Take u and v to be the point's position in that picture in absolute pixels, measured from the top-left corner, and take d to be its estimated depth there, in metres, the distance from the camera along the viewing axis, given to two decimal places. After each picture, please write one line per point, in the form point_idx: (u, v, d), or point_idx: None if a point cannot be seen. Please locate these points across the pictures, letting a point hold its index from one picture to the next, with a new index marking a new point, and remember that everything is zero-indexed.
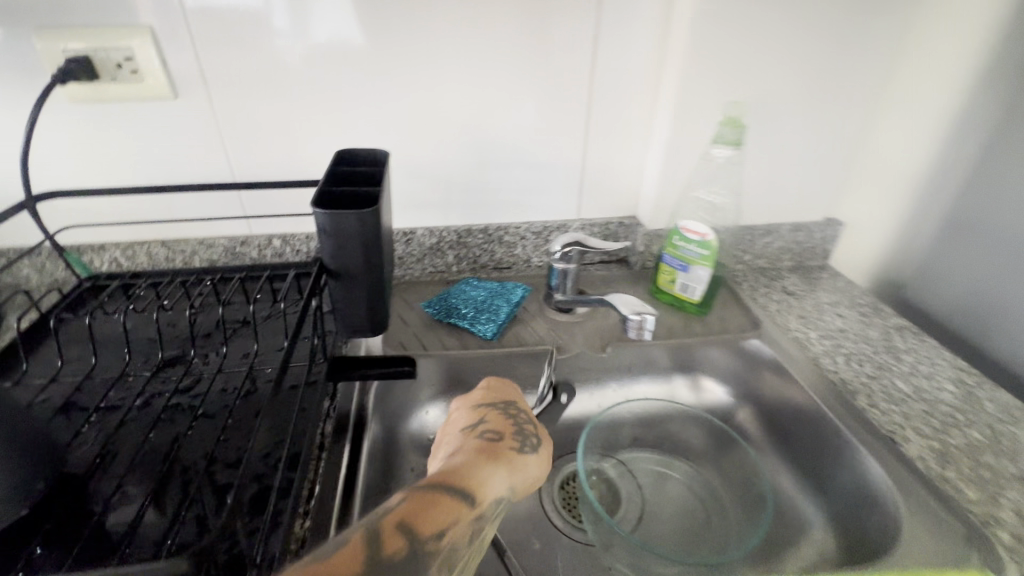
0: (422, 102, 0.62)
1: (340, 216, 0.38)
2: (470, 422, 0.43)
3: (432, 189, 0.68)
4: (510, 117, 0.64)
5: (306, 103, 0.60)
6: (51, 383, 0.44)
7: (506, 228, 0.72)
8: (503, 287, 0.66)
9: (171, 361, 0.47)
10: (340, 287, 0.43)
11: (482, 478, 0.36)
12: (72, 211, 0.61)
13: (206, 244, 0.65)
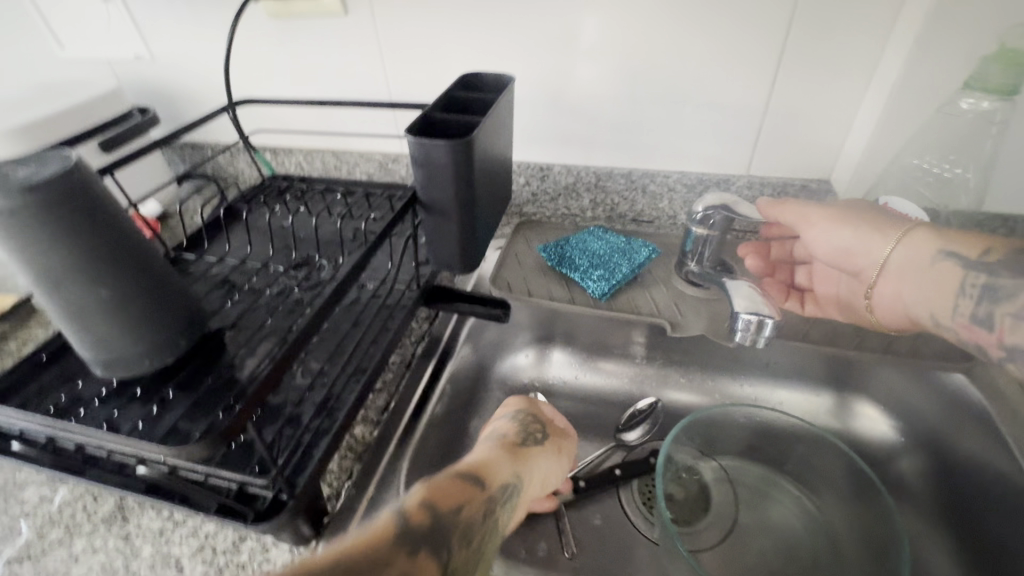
0: (579, 22, 0.55)
1: (429, 146, 0.36)
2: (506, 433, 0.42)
3: (576, 124, 0.62)
4: (680, 44, 0.54)
5: (458, 21, 0.57)
6: (220, 262, 0.53)
7: (653, 177, 0.63)
8: (628, 246, 0.59)
9: (301, 262, 0.53)
10: (431, 220, 0.42)
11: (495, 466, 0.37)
12: (269, 116, 0.71)
13: (364, 158, 0.70)
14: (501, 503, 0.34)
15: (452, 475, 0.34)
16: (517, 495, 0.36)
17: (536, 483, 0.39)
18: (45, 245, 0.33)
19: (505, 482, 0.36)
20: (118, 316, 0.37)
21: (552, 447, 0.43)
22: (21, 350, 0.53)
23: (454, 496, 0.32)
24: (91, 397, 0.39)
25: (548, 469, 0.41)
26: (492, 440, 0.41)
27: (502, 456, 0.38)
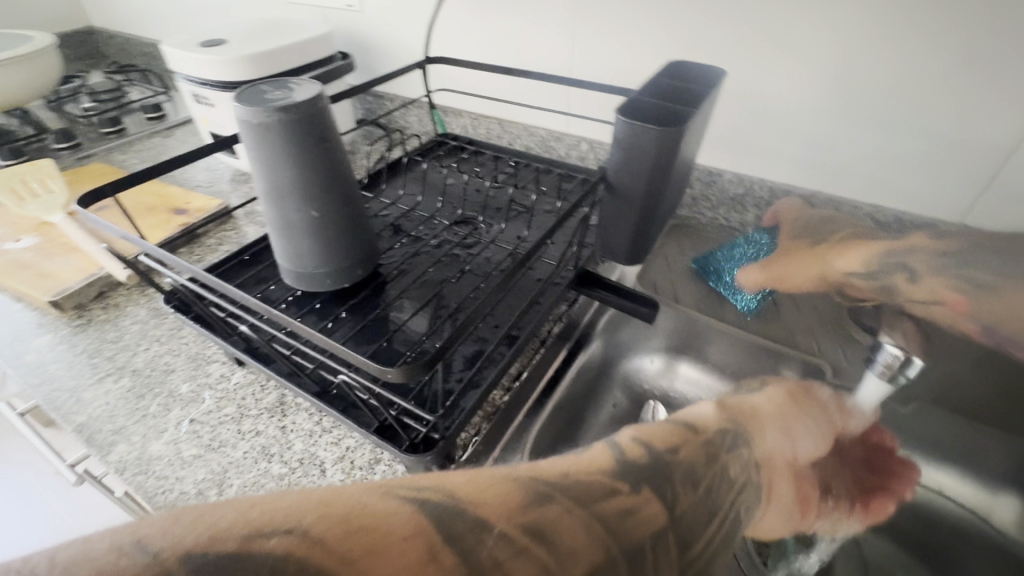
0: (803, 21, 0.50)
1: (637, 130, 0.35)
2: (788, 402, 0.36)
3: (764, 133, 0.57)
4: (923, 61, 0.47)
5: (664, 7, 0.55)
6: (391, 207, 0.57)
7: (839, 205, 0.56)
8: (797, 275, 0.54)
9: (462, 220, 0.55)
10: (610, 204, 0.41)
11: (774, 428, 0.34)
12: (450, 78, 0.74)
13: (529, 131, 0.71)
14: (726, 451, 0.30)
15: (675, 420, 0.32)
16: (745, 456, 0.31)
17: (775, 438, 0.34)
18: (283, 164, 0.37)
19: (722, 429, 0.32)
20: (319, 237, 0.41)
21: (799, 411, 0.37)
22: (221, 247, 0.62)
23: (669, 437, 0.30)
24: (278, 301, 0.45)
25: (790, 435, 0.34)
26: (739, 396, 0.36)
27: (724, 413, 0.33)
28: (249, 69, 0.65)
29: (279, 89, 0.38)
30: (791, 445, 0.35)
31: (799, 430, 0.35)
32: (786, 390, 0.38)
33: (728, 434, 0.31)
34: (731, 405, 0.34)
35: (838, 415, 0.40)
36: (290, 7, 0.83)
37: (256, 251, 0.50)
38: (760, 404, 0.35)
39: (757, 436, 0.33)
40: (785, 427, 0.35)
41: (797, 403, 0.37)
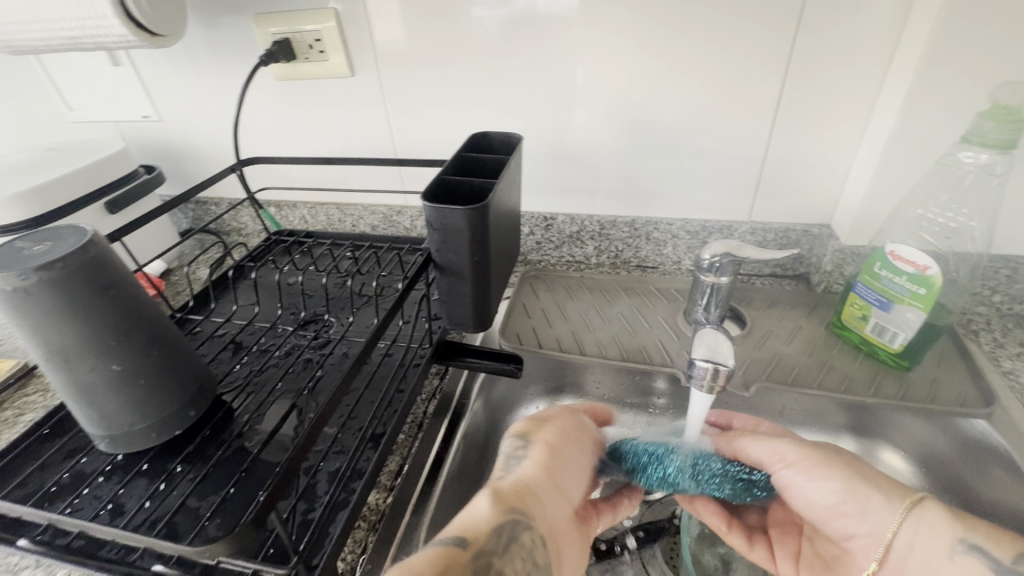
0: (582, 82, 0.57)
1: (445, 212, 0.37)
2: (542, 460, 0.38)
3: (580, 175, 0.63)
4: (679, 99, 0.55)
5: (465, 83, 0.59)
6: (226, 324, 0.53)
7: (657, 224, 0.63)
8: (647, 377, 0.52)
9: (309, 320, 0.53)
10: (445, 279, 0.42)
11: (534, 502, 0.36)
12: (275, 173, 0.72)
13: (368, 211, 0.71)
14: (501, 554, 0.31)
15: (439, 542, 0.31)
16: (526, 543, 0.33)
17: (551, 501, 0.37)
18: (67, 328, 0.32)
19: (496, 527, 0.33)
20: (131, 394, 0.36)
21: (566, 449, 0.40)
22: (20, 418, 0.51)
23: (428, 574, 0.29)
24: (95, 473, 0.38)
25: (557, 497, 0.37)
26: (505, 475, 0.37)
27: (502, 507, 0.34)
28: (23, 207, 0.57)
29: (41, 240, 0.33)
30: (570, 491, 0.39)
31: (562, 490, 0.38)
32: (547, 445, 0.39)
33: (503, 527, 0.33)
34: (506, 490, 0.36)
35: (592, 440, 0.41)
36: (75, 126, 0.75)
37: (59, 419, 0.42)
38: (528, 474, 0.37)
39: (534, 513, 0.35)
40: (549, 490, 0.37)
41: (538, 468, 0.37)
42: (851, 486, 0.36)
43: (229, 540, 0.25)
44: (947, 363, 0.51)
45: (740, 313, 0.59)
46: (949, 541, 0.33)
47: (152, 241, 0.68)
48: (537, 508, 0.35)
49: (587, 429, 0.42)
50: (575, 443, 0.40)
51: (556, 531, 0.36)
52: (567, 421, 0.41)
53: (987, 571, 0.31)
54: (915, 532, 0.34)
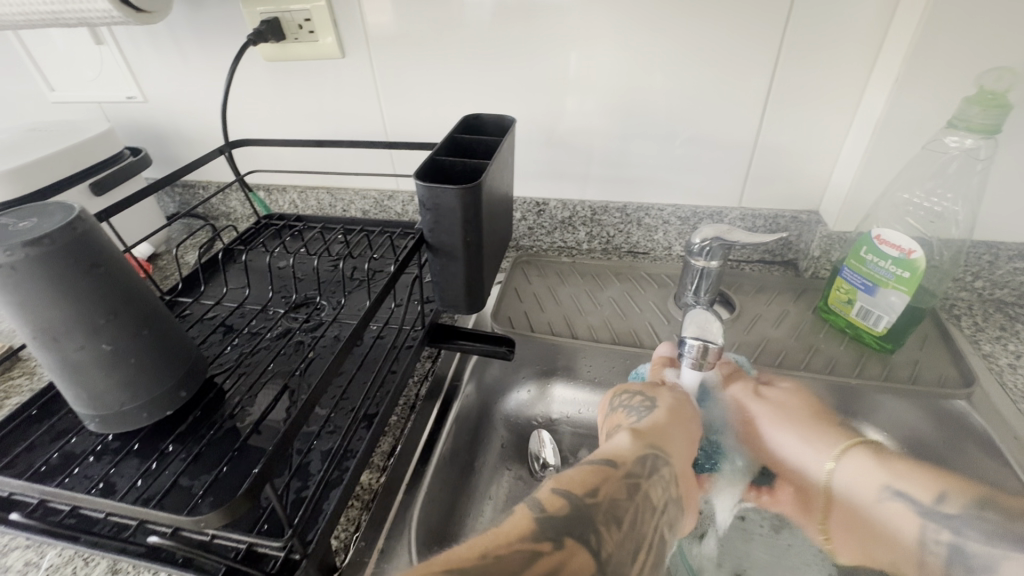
0: (575, 66, 0.56)
1: (438, 191, 0.37)
2: (674, 422, 0.40)
3: (572, 160, 0.63)
4: (673, 85, 0.56)
5: (458, 65, 0.59)
6: (217, 306, 0.53)
7: (648, 210, 0.64)
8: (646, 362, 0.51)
9: (302, 303, 0.53)
10: (438, 261, 0.42)
11: (670, 440, 0.38)
12: (264, 156, 0.71)
13: (359, 195, 0.70)
14: (647, 478, 0.34)
15: (592, 461, 0.35)
16: (665, 475, 0.35)
17: (680, 444, 0.39)
18: (54, 306, 0.32)
19: (640, 457, 0.35)
20: (120, 373, 0.36)
21: (685, 405, 0.42)
22: (5, 402, 0.51)
23: (587, 482, 0.33)
24: (85, 454, 0.38)
25: (683, 442, 0.39)
26: (641, 417, 0.40)
27: (644, 439, 0.37)
28: (5, 187, 0.56)
29: (25, 216, 0.32)
30: (694, 444, 0.40)
31: (691, 439, 0.40)
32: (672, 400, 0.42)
33: (649, 457, 0.35)
34: (644, 426, 0.38)
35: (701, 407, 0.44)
36: (57, 107, 0.74)
37: (46, 400, 0.42)
38: (659, 418, 0.39)
39: (671, 450, 0.37)
40: (683, 437, 0.39)
41: (675, 422, 0.40)
42: (823, 429, 0.43)
43: (223, 510, 0.25)
44: (930, 347, 0.52)
45: (729, 298, 0.60)
46: (879, 487, 0.38)
47: (138, 224, 0.67)
48: (674, 446, 0.38)
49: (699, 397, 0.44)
50: (692, 407, 0.42)
51: (685, 470, 0.38)
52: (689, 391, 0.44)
53: (911, 513, 0.37)
54: (853, 470, 0.41)
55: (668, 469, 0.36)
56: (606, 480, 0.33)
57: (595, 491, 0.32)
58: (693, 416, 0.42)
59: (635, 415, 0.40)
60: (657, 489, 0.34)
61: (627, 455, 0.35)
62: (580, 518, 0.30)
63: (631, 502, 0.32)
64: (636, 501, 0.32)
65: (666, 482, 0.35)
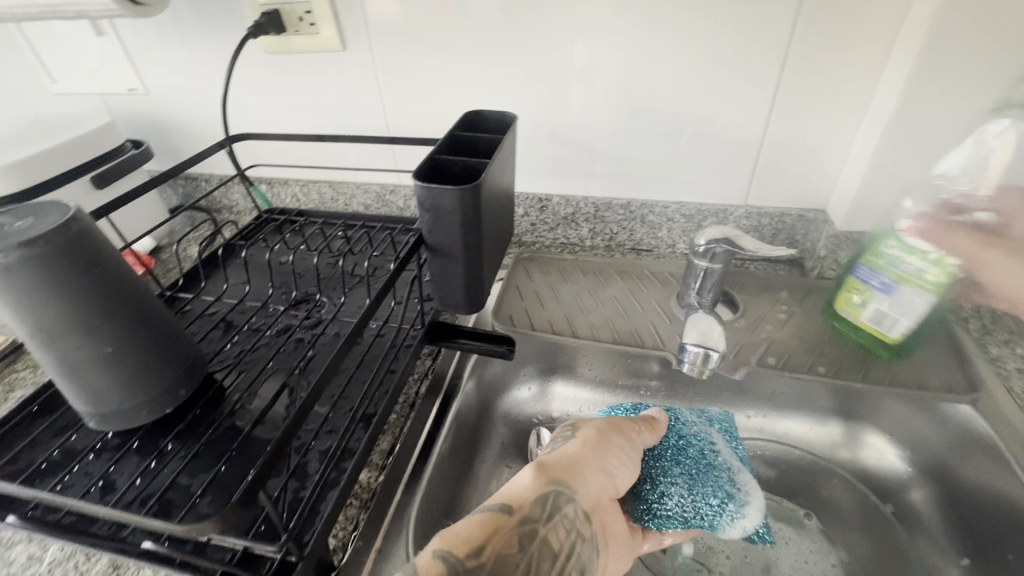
0: (578, 60, 0.55)
1: (437, 192, 0.37)
2: (590, 458, 0.37)
3: (575, 156, 0.62)
4: (678, 81, 0.54)
5: (460, 58, 0.58)
6: (216, 302, 0.52)
7: (652, 208, 0.63)
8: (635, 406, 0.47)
9: (302, 300, 0.53)
10: (438, 261, 0.42)
11: (581, 478, 0.36)
12: (266, 149, 0.70)
13: (362, 189, 0.70)
14: (544, 522, 0.33)
15: (485, 507, 0.34)
16: (569, 515, 0.34)
17: (596, 480, 0.37)
18: (50, 307, 0.32)
19: (538, 498, 0.35)
20: (117, 373, 0.36)
21: (609, 433, 0.40)
22: (10, 395, 0.51)
23: (474, 537, 0.32)
24: (86, 451, 0.38)
25: (601, 479, 0.37)
26: (553, 451, 0.38)
27: (545, 479, 0.36)
28: (8, 180, 0.56)
29: (23, 215, 0.32)
30: (621, 482, 0.38)
31: (614, 476, 0.38)
32: (594, 429, 0.40)
33: (545, 498, 0.35)
34: (551, 463, 0.37)
35: (633, 435, 0.40)
36: (58, 99, 0.73)
37: (48, 396, 0.42)
38: (573, 453, 0.38)
39: (577, 490, 0.36)
40: (599, 474, 0.37)
41: (591, 458, 0.38)
42: None
43: (217, 518, 0.25)
44: (939, 351, 0.51)
45: (733, 297, 0.59)
46: None
47: (141, 218, 0.67)
48: (587, 488, 0.36)
49: (628, 424, 0.41)
50: (619, 437, 0.40)
51: (605, 509, 0.36)
52: (616, 420, 0.41)
53: None
54: None
55: (573, 513, 0.35)
56: (496, 532, 0.33)
57: (483, 545, 0.32)
58: (622, 444, 0.39)
59: (553, 447, 0.39)
60: (557, 534, 0.33)
61: (522, 498, 0.34)
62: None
63: (516, 557, 0.32)
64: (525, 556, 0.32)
65: (573, 528, 0.34)
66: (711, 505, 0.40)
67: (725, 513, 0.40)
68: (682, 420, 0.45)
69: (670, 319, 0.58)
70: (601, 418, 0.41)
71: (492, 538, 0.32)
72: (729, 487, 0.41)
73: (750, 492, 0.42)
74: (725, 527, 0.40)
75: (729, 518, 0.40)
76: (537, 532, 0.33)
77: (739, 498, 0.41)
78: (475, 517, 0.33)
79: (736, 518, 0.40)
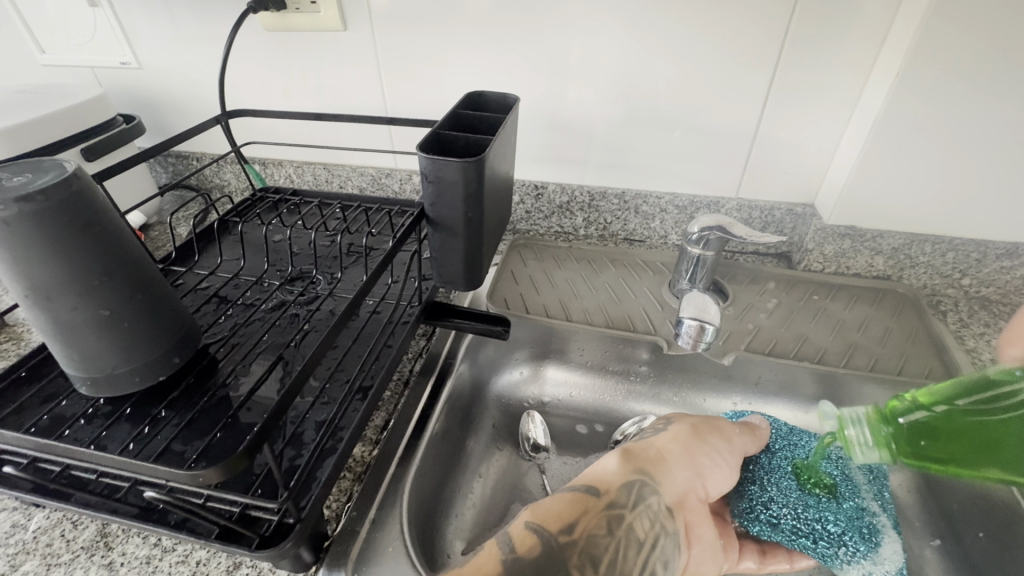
0: (577, 48, 0.56)
1: (441, 164, 0.37)
2: (681, 455, 0.39)
3: (572, 145, 0.63)
4: (675, 72, 0.55)
5: (460, 42, 0.58)
6: (210, 276, 0.52)
7: (646, 198, 0.64)
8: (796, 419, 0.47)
9: (297, 276, 0.53)
10: (438, 236, 0.42)
11: (669, 472, 0.38)
12: (261, 128, 0.70)
13: (357, 172, 0.70)
14: (630, 509, 0.36)
15: (576, 488, 0.37)
16: (654, 505, 0.36)
17: (682, 476, 0.38)
18: (47, 265, 0.31)
19: (625, 485, 0.37)
20: (113, 336, 0.35)
21: (705, 436, 0.41)
22: None
23: (565, 514, 0.35)
24: (76, 417, 0.38)
25: (689, 477, 0.39)
26: (643, 443, 0.41)
27: (633, 467, 0.38)
28: None
29: (18, 171, 0.32)
30: (713, 483, 0.39)
31: (704, 475, 0.39)
32: (690, 428, 0.42)
33: (633, 485, 0.37)
34: (639, 453, 0.40)
35: (728, 440, 0.41)
36: (46, 70, 0.72)
37: (36, 363, 0.42)
38: (665, 447, 0.40)
39: (665, 483, 0.38)
40: (688, 472, 0.39)
41: (686, 456, 0.39)
42: None
43: (220, 468, 0.25)
44: (919, 343, 0.53)
45: (723, 287, 0.60)
46: None
47: (131, 192, 0.66)
48: (676, 483, 0.38)
49: (727, 427, 0.42)
50: (713, 439, 0.41)
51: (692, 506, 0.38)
52: (717, 423, 0.42)
53: None
54: None
55: (660, 502, 0.37)
56: (584, 511, 0.35)
57: (575, 524, 0.35)
58: (719, 444, 0.41)
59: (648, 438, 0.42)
60: (643, 523, 0.35)
61: (608, 481, 0.37)
62: (551, 558, 0.33)
63: (606, 540, 0.34)
64: (614, 542, 0.34)
65: (659, 518, 0.36)
66: (827, 530, 0.39)
67: (842, 545, 0.39)
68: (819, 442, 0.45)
69: (661, 306, 0.60)
70: (699, 420, 0.42)
71: (584, 519, 0.35)
72: (858, 520, 0.40)
73: (884, 536, 0.40)
74: (842, 563, 0.39)
75: (849, 557, 0.39)
76: (625, 519, 0.35)
77: (866, 537, 0.39)
78: (573, 496, 0.36)
79: (857, 555, 0.39)
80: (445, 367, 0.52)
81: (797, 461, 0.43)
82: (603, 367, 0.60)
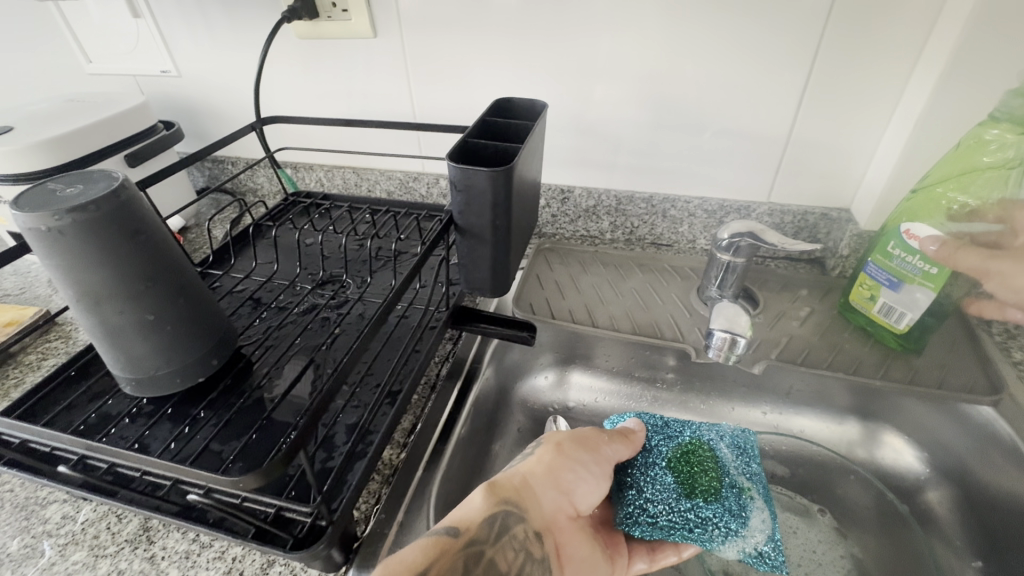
0: (605, 52, 0.56)
1: (470, 173, 0.37)
2: (544, 476, 0.39)
3: (599, 148, 0.63)
4: (705, 75, 0.55)
5: (488, 47, 0.58)
6: (244, 280, 0.54)
7: (674, 202, 0.63)
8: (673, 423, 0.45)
9: (327, 280, 0.54)
10: (466, 243, 0.43)
11: (535, 499, 0.38)
12: (294, 134, 0.72)
13: (385, 176, 0.71)
14: (491, 543, 0.34)
15: (433, 532, 0.33)
16: (518, 535, 0.36)
17: (548, 497, 0.38)
18: (96, 272, 0.33)
19: (486, 519, 0.35)
20: (157, 339, 0.37)
21: (570, 452, 0.40)
22: (44, 362, 0.53)
23: (418, 562, 0.31)
24: (122, 415, 0.40)
25: (555, 498, 0.38)
26: (509, 470, 0.40)
27: (496, 498, 0.37)
28: (47, 155, 0.58)
29: (70, 182, 0.33)
30: (578, 500, 0.39)
31: (568, 494, 0.39)
32: (555, 444, 0.41)
33: (495, 519, 0.35)
34: (503, 483, 0.38)
35: (594, 452, 0.40)
36: (93, 79, 0.75)
37: (84, 363, 0.44)
38: (531, 472, 0.39)
39: (529, 509, 0.37)
40: (551, 494, 0.38)
41: (548, 478, 0.39)
42: None
43: (259, 472, 0.26)
44: (962, 353, 0.51)
45: (753, 293, 0.59)
46: None
47: (170, 196, 0.68)
48: (537, 510, 0.37)
49: (595, 437, 0.41)
50: (580, 456, 0.40)
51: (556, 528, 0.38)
52: (582, 435, 0.41)
53: None
54: None
55: (522, 533, 0.36)
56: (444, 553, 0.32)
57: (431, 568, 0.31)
58: (584, 459, 0.40)
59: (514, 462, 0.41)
60: (506, 552, 0.34)
61: (470, 520, 0.35)
62: None
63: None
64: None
65: (518, 550, 0.35)
66: (700, 515, 0.38)
67: (714, 526, 0.38)
68: (690, 431, 0.44)
69: (689, 312, 0.59)
70: (567, 434, 0.41)
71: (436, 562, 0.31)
72: (724, 501, 0.39)
73: (752, 509, 0.40)
74: (718, 545, 0.38)
75: (721, 537, 0.38)
76: (484, 556, 0.33)
77: (736, 514, 0.39)
78: (420, 541, 0.32)
79: (729, 534, 0.38)
80: (471, 372, 0.52)
81: (669, 456, 0.41)
82: (630, 373, 0.59)
